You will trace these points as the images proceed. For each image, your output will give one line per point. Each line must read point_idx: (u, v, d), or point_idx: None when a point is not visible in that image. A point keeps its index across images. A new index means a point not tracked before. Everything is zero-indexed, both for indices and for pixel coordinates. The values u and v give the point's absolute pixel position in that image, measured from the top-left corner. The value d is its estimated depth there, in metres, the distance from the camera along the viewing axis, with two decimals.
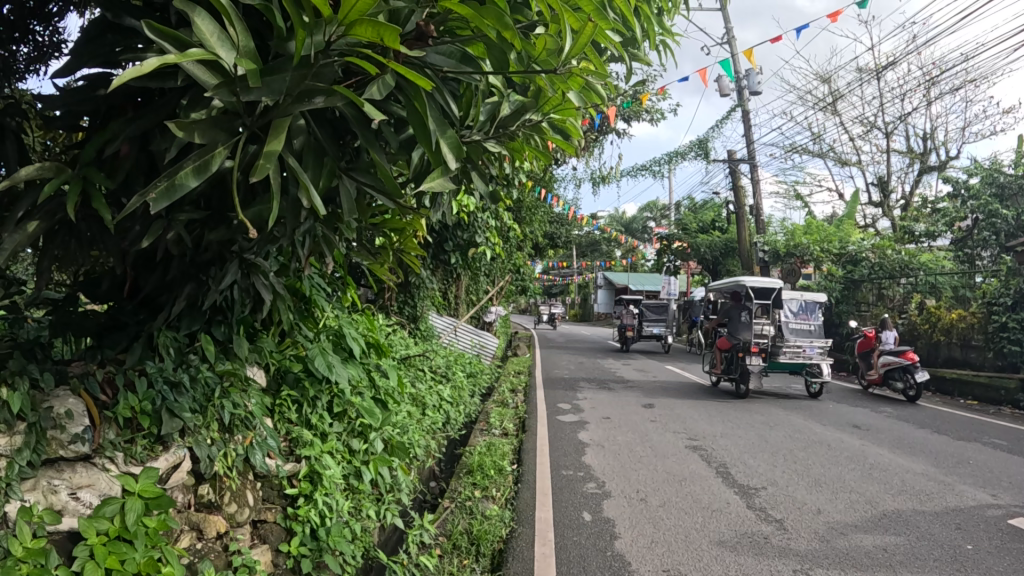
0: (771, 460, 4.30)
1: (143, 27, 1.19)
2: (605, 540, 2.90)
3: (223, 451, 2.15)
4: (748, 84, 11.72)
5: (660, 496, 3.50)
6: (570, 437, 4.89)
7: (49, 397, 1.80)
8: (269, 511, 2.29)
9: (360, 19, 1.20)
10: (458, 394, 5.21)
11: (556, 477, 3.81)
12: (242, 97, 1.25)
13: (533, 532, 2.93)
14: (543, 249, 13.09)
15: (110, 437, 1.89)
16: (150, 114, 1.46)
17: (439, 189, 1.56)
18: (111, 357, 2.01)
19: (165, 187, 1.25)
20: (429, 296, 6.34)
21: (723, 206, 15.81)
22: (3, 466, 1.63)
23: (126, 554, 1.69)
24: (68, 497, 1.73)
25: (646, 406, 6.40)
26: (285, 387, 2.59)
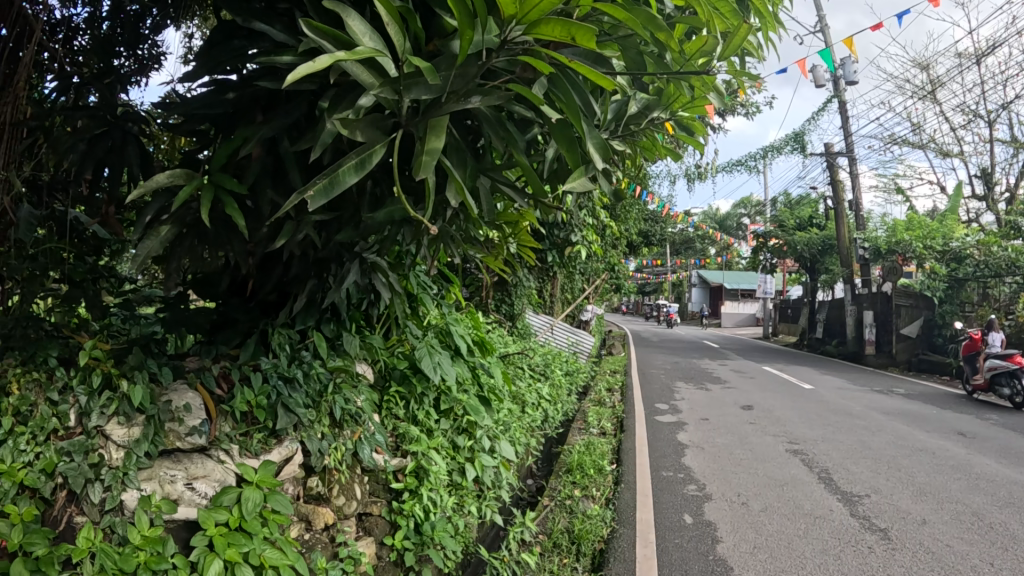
0: (874, 467, 4.13)
1: (301, 26, 1.22)
2: (707, 544, 2.84)
3: (335, 445, 2.17)
4: (844, 74, 11.28)
5: (764, 501, 3.40)
6: (668, 438, 4.82)
7: (167, 392, 1.90)
8: (375, 504, 2.33)
9: (546, 20, 1.18)
10: (557, 393, 5.20)
11: (655, 478, 3.76)
12: (404, 94, 1.26)
13: (635, 533, 2.88)
14: (637, 247, 13.00)
15: (227, 430, 1.95)
16: (282, 118, 1.49)
17: (580, 191, 1.53)
18: (225, 352, 2.09)
19: (323, 185, 1.26)
20: (527, 297, 6.35)
21: (817, 201, 15.28)
22: (122, 456, 1.72)
23: (245, 546, 1.71)
24: (184, 487, 1.79)
25: (742, 408, 6.24)
26: (393, 384, 2.64)
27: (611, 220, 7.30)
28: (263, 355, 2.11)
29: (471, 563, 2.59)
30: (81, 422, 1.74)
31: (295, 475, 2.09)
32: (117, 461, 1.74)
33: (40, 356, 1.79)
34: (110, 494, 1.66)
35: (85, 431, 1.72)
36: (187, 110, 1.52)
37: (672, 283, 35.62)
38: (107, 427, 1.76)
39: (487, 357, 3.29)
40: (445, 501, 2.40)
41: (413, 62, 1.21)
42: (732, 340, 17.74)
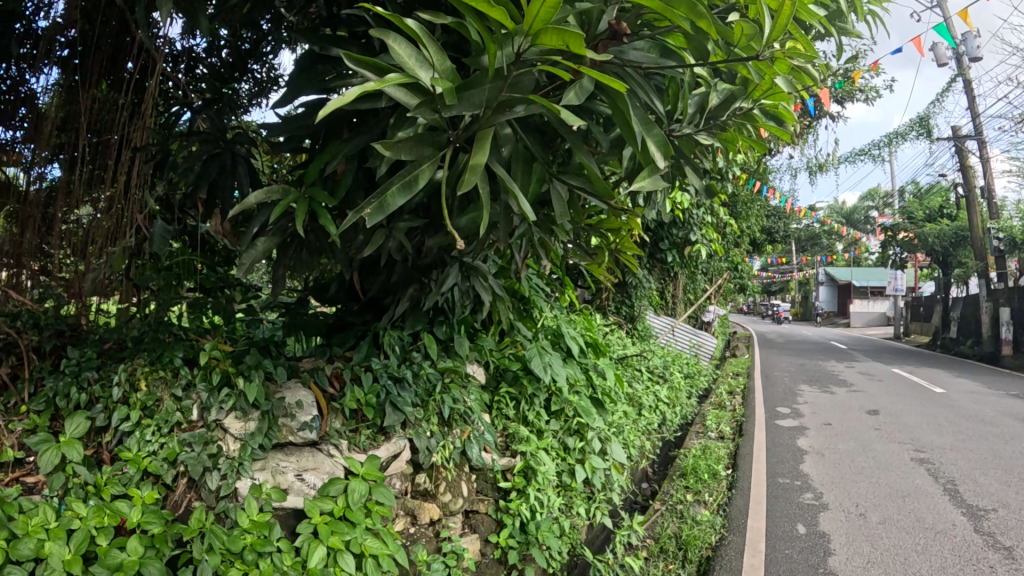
0: (1009, 479, 3.86)
1: (342, 58, 1.27)
2: (818, 556, 2.74)
3: (442, 443, 2.24)
4: (965, 50, 10.54)
5: (882, 511, 3.25)
6: (789, 444, 4.66)
7: (282, 389, 2.01)
8: (481, 502, 2.40)
9: (544, 29, 1.17)
10: (678, 395, 5.10)
11: (771, 485, 3.65)
12: (443, 112, 1.31)
13: (745, 541, 2.81)
14: (764, 244, 12.60)
15: (336, 427, 2.02)
16: (364, 133, 1.56)
17: (649, 190, 1.52)
18: (339, 354, 2.20)
19: (377, 203, 1.32)
20: (648, 297, 6.30)
21: (955, 191, 14.34)
22: (239, 447, 1.84)
23: (348, 534, 1.77)
24: (294, 478, 1.90)
25: (870, 412, 5.95)
26: (503, 385, 2.71)
27: (731, 217, 7.13)
28: (376, 357, 2.20)
29: (579, 565, 2.58)
30: (202, 416, 1.88)
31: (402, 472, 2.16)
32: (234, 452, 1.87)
33: (166, 356, 1.95)
34: (226, 482, 1.78)
35: (206, 424, 1.86)
36: (281, 134, 1.63)
37: (802, 283, 34.25)
38: (225, 420, 1.89)
39: (600, 359, 3.29)
40: (552, 502, 2.40)
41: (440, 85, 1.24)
42: (866, 340, 16.84)
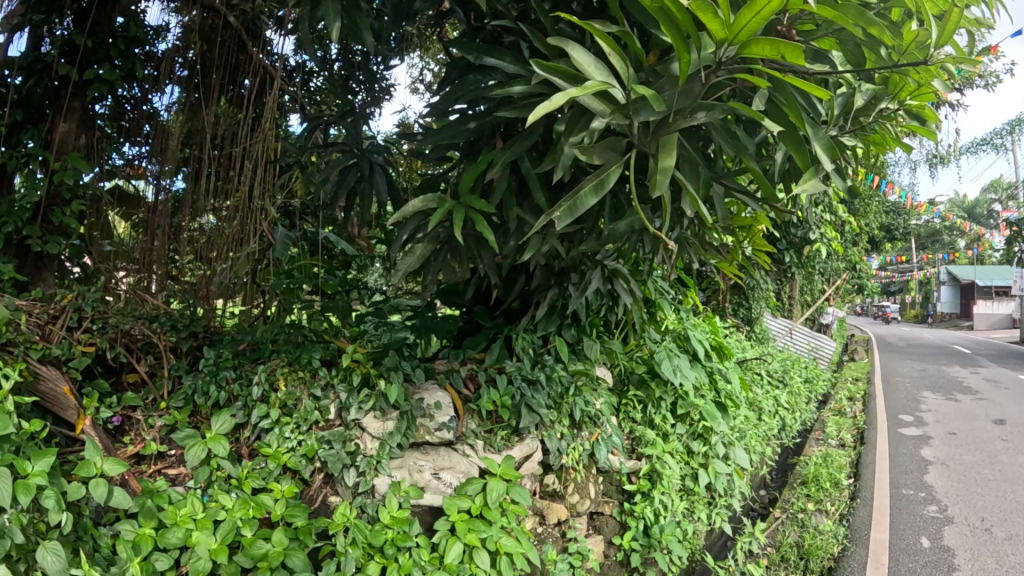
0: None
1: (532, 65, 1.33)
2: (943, 572, 2.64)
3: (572, 445, 2.25)
4: None
5: (1010, 529, 3.09)
6: (911, 454, 4.50)
7: (420, 390, 2.07)
8: (607, 504, 2.41)
9: (755, 41, 1.22)
10: (797, 401, 4.95)
11: (895, 496, 3.53)
12: (634, 119, 1.34)
13: (868, 554, 2.72)
14: (881, 245, 12.18)
15: (472, 427, 2.10)
16: (522, 141, 1.59)
17: (813, 192, 1.53)
18: (472, 356, 2.28)
19: (568, 206, 1.35)
20: (764, 300, 6.18)
21: None
22: (378, 445, 1.92)
23: (484, 531, 1.80)
24: (431, 476, 1.96)
25: (1000, 423, 5.64)
26: (631, 388, 2.70)
27: (847, 215, 6.90)
28: (507, 359, 2.24)
29: (702, 568, 2.57)
30: (339, 415, 1.96)
31: (533, 473, 2.20)
32: (373, 450, 1.93)
33: (304, 357, 2.04)
34: (363, 479, 1.87)
35: (345, 423, 1.94)
36: (439, 143, 1.68)
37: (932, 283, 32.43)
38: (363, 420, 1.97)
39: (724, 362, 3.26)
40: (674, 505, 2.39)
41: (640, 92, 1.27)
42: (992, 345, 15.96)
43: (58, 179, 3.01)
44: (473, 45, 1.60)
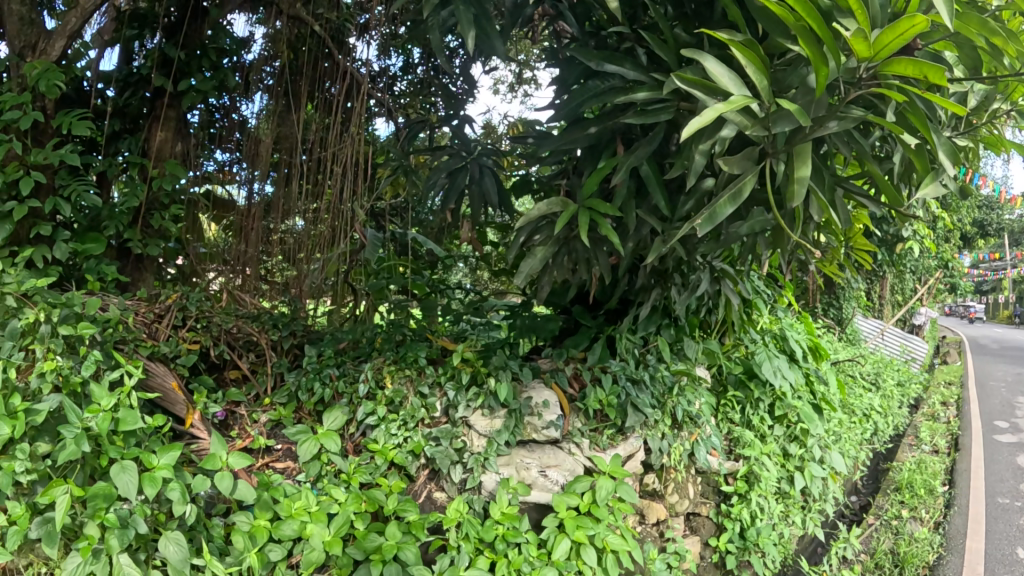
0: None
1: (673, 79, 1.72)
2: None
3: (672, 445, 2.63)
4: None
5: None
6: (1008, 460, 4.43)
7: (527, 389, 2.48)
8: (704, 505, 2.82)
9: (895, 59, 1.49)
10: (888, 403, 4.88)
11: (992, 505, 3.43)
12: (772, 128, 1.67)
13: (965, 563, 2.69)
14: (978, 240, 11.91)
15: (579, 426, 2.48)
16: (643, 147, 1.99)
17: (933, 195, 1.82)
18: (575, 355, 2.66)
19: (709, 214, 1.74)
20: (853, 299, 6.23)
21: None
22: (487, 442, 2.33)
23: (591, 529, 2.13)
24: (538, 474, 2.33)
25: None
26: (730, 389, 3.05)
27: (944, 212, 6.73)
28: (610, 358, 2.59)
29: (798, 570, 2.92)
30: (444, 413, 2.45)
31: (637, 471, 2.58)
32: (479, 445, 2.36)
33: (410, 357, 2.57)
34: (470, 475, 2.27)
35: (452, 421, 2.39)
36: (564, 146, 2.19)
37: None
38: (470, 417, 2.41)
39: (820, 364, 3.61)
40: (771, 508, 2.78)
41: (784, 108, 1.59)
42: None
43: (156, 185, 3.12)
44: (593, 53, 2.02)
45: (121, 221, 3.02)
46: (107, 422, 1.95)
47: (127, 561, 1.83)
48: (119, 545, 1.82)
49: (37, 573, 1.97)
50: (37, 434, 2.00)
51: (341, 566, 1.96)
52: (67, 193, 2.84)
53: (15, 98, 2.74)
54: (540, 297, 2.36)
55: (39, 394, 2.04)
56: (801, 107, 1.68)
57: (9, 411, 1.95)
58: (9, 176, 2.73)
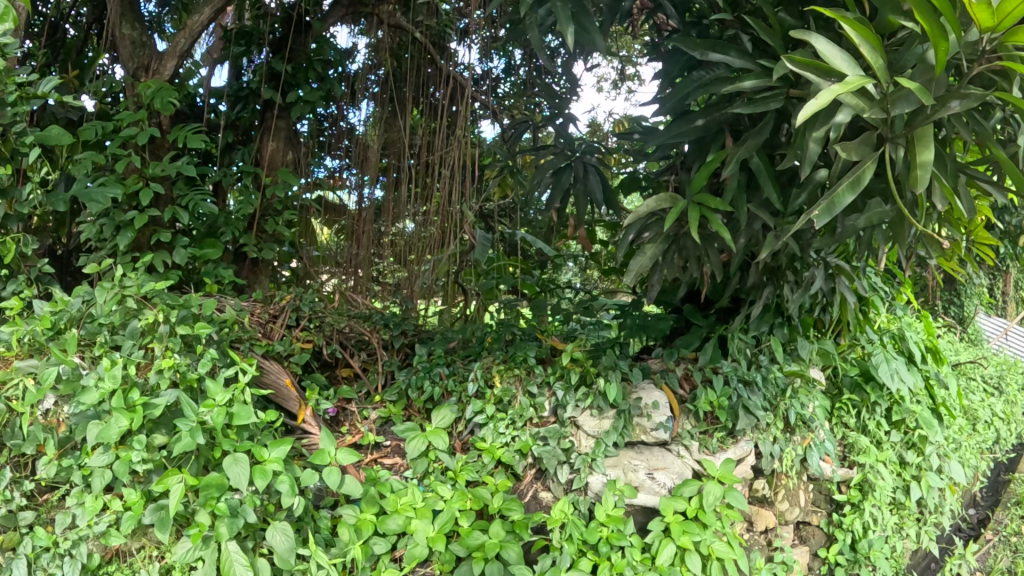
0: None
1: (788, 62, 1.95)
2: None
3: (785, 450, 2.86)
4: None
5: None
6: None
7: (636, 388, 2.73)
8: (814, 515, 3.03)
9: (1015, 27, 1.65)
10: (1015, 409, 4.66)
11: None
12: (891, 111, 1.93)
13: None
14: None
15: (688, 428, 2.77)
16: (755, 139, 2.32)
17: None
18: (685, 355, 2.98)
19: (827, 205, 2.02)
20: (977, 295, 5.99)
21: None
22: (597, 442, 2.59)
23: (699, 535, 2.35)
24: (645, 476, 2.57)
25: None
26: (846, 392, 3.15)
27: None
28: (721, 359, 2.88)
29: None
30: (552, 414, 2.68)
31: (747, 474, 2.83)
32: (587, 445, 2.62)
33: (522, 357, 2.79)
34: (579, 475, 2.52)
35: (561, 420, 2.65)
36: (672, 137, 2.46)
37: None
38: (579, 417, 2.66)
39: (943, 367, 3.52)
40: (885, 520, 2.97)
41: (906, 85, 1.81)
42: None
43: (270, 193, 3.32)
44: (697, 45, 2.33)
45: (237, 228, 3.19)
46: (221, 417, 2.07)
47: (235, 548, 1.96)
48: (228, 532, 1.96)
49: (150, 556, 2.10)
50: (156, 428, 2.12)
51: (444, 561, 2.20)
52: (185, 204, 3.02)
53: (132, 116, 2.91)
54: (649, 294, 2.72)
55: (157, 390, 2.17)
56: (923, 85, 1.91)
57: (128, 406, 2.06)
58: (131, 186, 2.92)
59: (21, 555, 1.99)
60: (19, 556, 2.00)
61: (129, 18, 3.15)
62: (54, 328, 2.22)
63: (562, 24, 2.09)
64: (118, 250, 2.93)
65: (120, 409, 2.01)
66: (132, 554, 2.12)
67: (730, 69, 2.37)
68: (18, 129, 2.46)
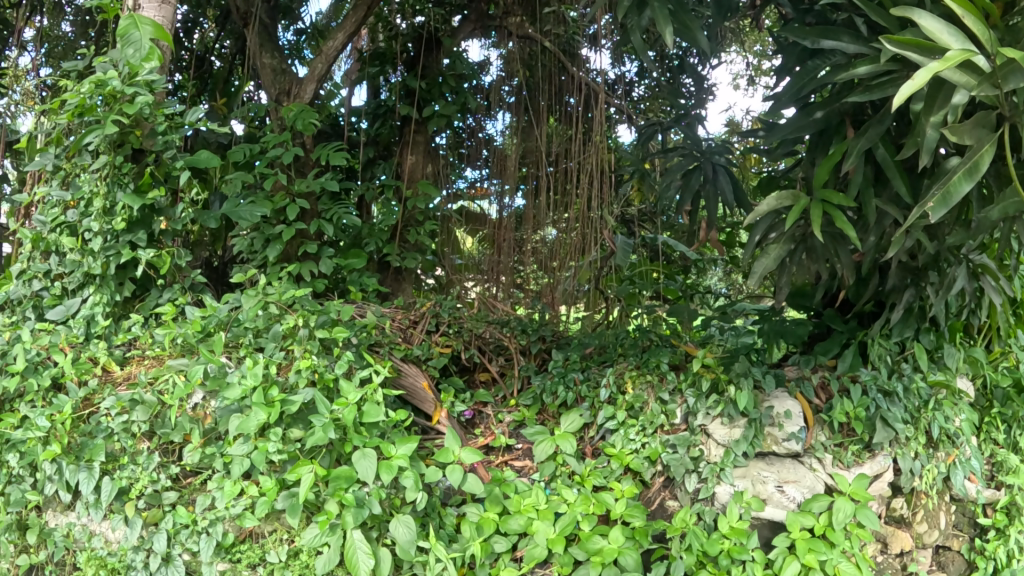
0: None
1: (886, 42, 1.75)
2: None
3: (926, 467, 2.66)
4: None
5: None
6: None
7: (769, 397, 2.56)
8: (955, 539, 2.81)
9: None
10: None
11: None
12: (1003, 86, 1.68)
13: None
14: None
15: (822, 439, 2.59)
16: (875, 129, 2.06)
17: None
18: (824, 362, 2.75)
19: (940, 196, 1.75)
20: None
21: None
22: (725, 452, 2.44)
23: (824, 554, 2.23)
24: (773, 489, 2.43)
25: None
26: (998, 406, 2.92)
27: None
28: (861, 367, 2.69)
29: None
30: (685, 421, 2.54)
31: (884, 491, 2.63)
32: (717, 455, 2.48)
33: (654, 363, 2.64)
34: (706, 485, 2.42)
35: (691, 427, 2.51)
36: (789, 134, 2.22)
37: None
38: (709, 425, 2.52)
39: None
40: None
41: (1010, 55, 1.60)
42: None
43: (412, 204, 3.34)
44: (808, 33, 2.18)
45: (379, 238, 3.19)
46: (351, 413, 2.01)
47: (358, 536, 1.99)
48: (353, 522, 1.98)
49: (280, 539, 2.13)
50: (292, 422, 2.09)
51: (563, 564, 2.17)
52: (330, 217, 3.09)
53: (277, 138, 3.10)
54: (777, 299, 2.36)
55: (295, 388, 2.11)
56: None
57: (267, 401, 2.03)
58: (278, 204, 3.04)
59: (161, 531, 2.12)
60: (160, 531, 2.13)
61: (269, 48, 3.44)
62: (202, 330, 2.25)
63: (660, 22, 1.81)
64: (267, 260, 3.02)
65: (258, 402, 2.00)
66: (264, 536, 2.15)
67: (848, 55, 2.15)
68: (169, 154, 2.68)
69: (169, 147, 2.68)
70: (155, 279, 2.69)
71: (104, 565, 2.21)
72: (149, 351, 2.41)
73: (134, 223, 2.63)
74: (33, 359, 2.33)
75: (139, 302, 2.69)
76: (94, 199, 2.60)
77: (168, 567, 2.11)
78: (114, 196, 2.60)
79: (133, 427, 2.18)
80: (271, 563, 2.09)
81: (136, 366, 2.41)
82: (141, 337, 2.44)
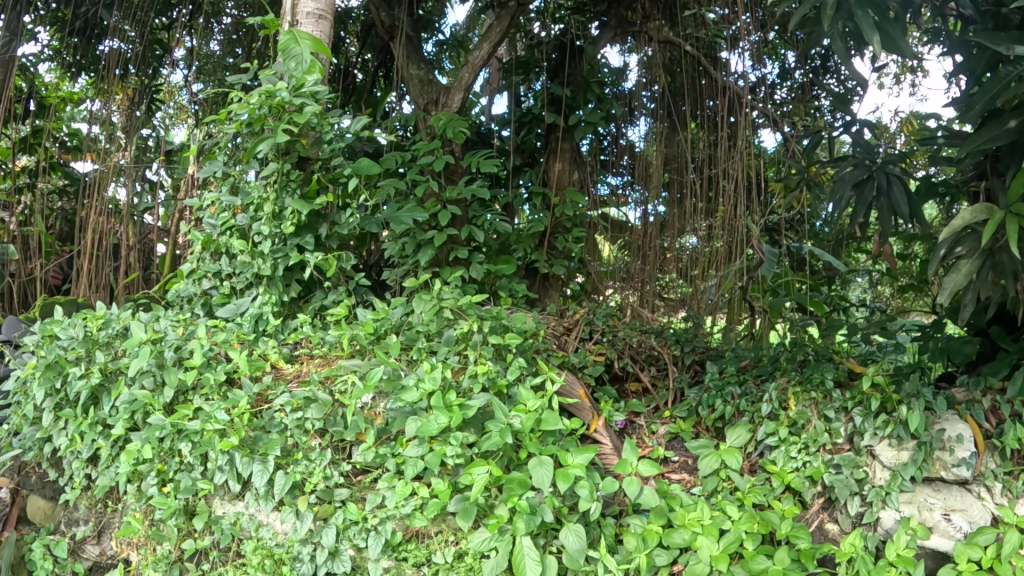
0: None
1: None
2: None
3: None
4: None
5: None
6: None
7: (941, 420, 2.45)
8: None
9: None
10: None
11: None
12: None
13: None
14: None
15: (993, 467, 2.41)
16: None
17: None
18: (994, 384, 2.55)
19: None
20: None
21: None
22: (891, 476, 2.34)
23: None
24: (940, 517, 2.30)
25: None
26: None
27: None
28: None
29: None
30: (847, 441, 2.48)
31: None
32: (883, 478, 2.38)
33: (818, 380, 2.60)
34: (871, 509, 2.32)
35: (858, 448, 2.43)
36: (981, 144, 2.10)
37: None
38: (875, 447, 2.42)
39: None
40: None
41: None
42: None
43: (559, 211, 3.40)
44: (1001, 40, 1.98)
45: (527, 245, 3.30)
46: (530, 421, 2.07)
47: (527, 543, 1.94)
48: (523, 528, 1.96)
49: (445, 541, 2.15)
50: (465, 427, 2.15)
51: None
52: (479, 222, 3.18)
53: (429, 146, 3.17)
54: (964, 318, 2.25)
55: (470, 392, 2.23)
56: None
57: (445, 405, 2.12)
58: (430, 210, 3.08)
59: (331, 526, 2.16)
60: (329, 526, 2.17)
61: (415, 59, 3.54)
62: (374, 332, 2.45)
63: (867, 33, 1.82)
64: (419, 266, 3.06)
65: (438, 406, 2.07)
66: (428, 537, 2.17)
67: None
68: (335, 162, 2.76)
69: (334, 155, 2.76)
70: (322, 281, 2.80)
71: (269, 556, 2.20)
72: (318, 351, 2.52)
73: (302, 228, 2.75)
74: (207, 354, 2.44)
75: (303, 303, 2.83)
76: (263, 205, 2.73)
77: (334, 561, 2.15)
78: (283, 202, 2.70)
79: (306, 423, 2.25)
80: (437, 563, 2.10)
81: (305, 364, 2.52)
82: (311, 337, 2.56)
